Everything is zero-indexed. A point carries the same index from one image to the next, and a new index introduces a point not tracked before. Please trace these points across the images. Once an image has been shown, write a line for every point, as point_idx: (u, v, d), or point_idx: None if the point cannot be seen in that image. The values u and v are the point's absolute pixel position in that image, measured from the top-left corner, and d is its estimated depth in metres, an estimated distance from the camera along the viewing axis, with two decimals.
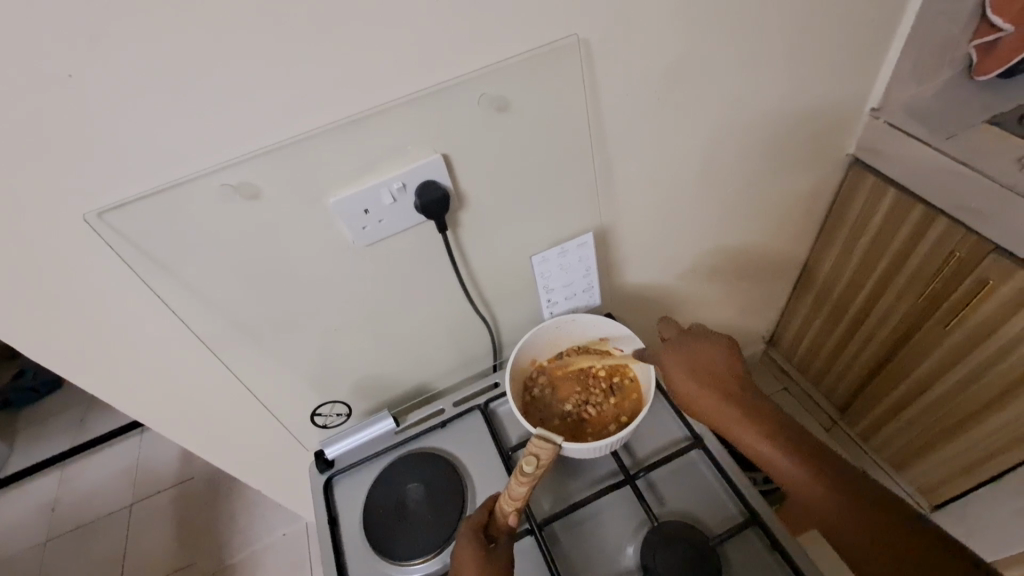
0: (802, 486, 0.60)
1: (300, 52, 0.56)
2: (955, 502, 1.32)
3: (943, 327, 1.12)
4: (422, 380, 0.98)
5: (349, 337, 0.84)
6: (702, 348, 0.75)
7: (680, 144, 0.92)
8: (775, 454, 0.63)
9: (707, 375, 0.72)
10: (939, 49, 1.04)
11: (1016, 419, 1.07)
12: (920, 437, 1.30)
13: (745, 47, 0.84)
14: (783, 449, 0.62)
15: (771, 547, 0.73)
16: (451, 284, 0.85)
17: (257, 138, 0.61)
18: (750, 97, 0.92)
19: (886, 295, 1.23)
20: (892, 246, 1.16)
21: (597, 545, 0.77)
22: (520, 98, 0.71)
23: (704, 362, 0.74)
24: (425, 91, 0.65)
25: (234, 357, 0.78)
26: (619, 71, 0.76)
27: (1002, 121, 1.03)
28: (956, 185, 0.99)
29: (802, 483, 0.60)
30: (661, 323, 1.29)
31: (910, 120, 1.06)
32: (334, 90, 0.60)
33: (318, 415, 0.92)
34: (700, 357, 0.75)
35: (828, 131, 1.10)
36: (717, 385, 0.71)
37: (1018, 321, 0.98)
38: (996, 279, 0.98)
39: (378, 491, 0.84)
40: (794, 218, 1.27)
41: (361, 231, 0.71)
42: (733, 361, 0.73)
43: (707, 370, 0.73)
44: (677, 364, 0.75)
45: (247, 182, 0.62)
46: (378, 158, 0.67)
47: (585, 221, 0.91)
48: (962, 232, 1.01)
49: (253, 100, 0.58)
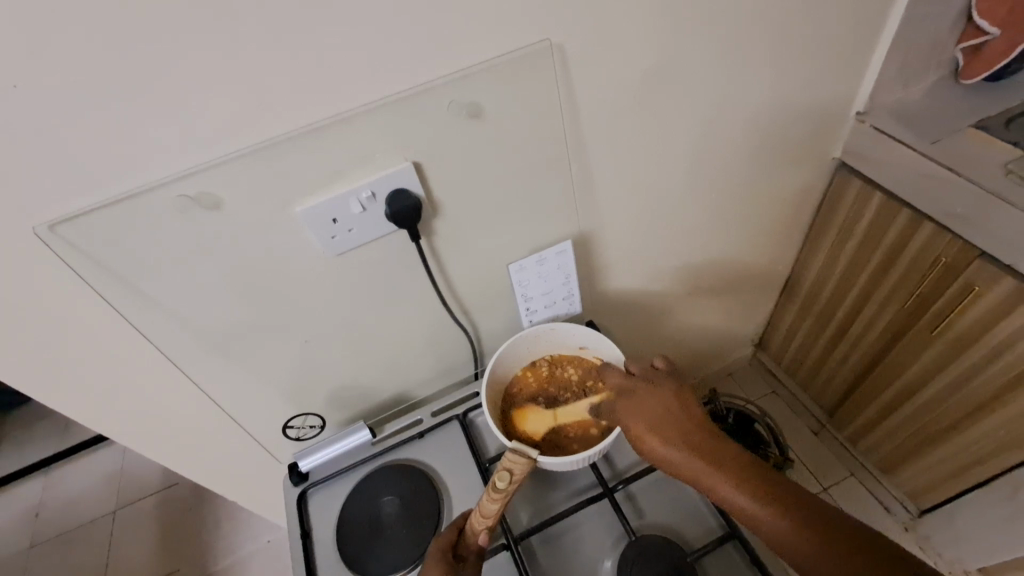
0: (767, 522, 0.57)
1: (258, 59, 0.55)
2: (942, 507, 1.32)
3: (929, 332, 1.11)
4: (400, 389, 0.97)
5: (321, 348, 0.82)
6: (651, 395, 0.73)
7: (661, 150, 0.90)
8: (731, 493, 0.60)
9: (659, 418, 0.70)
10: (924, 51, 1.03)
11: (1003, 425, 1.07)
12: (908, 443, 1.29)
13: (726, 50, 0.82)
14: (739, 487, 0.60)
15: (750, 562, 0.72)
16: (427, 293, 0.84)
17: (217, 146, 0.59)
18: (732, 101, 0.90)
19: (873, 300, 1.22)
20: (880, 251, 1.15)
21: (576, 560, 0.75)
22: (492, 104, 0.69)
23: (657, 407, 0.71)
24: (392, 97, 0.63)
25: (201, 370, 0.77)
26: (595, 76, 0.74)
27: (989, 125, 1.02)
28: (942, 190, 0.97)
29: (765, 519, 0.57)
30: (646, 329, 1.28)
31: (895, 124, 1.05)
32: (295, 95, 0.58)
33: (290, 426, 0.90)
34: (651, 404, 0.72)
35: (813, 135, 1.09)
36: (671, 429, 0.68)
37: (1004, 327, 0.97)
38: (982, 285, 0.97)
39: (351, 505, 0.83)
40: (780, 223, 1.25)
41: (330, 241, 0.70)
42: (683, 402, 0.71)
43: (658, 416, 0.70)
44: (626, 413, 0.73)
45: (206, 192, 0.61)
46: (345, 166, 0.65)
47: (564, 227, 0.89)
48: (948, 237, 1.00)
49: (210, 106, 0.56)
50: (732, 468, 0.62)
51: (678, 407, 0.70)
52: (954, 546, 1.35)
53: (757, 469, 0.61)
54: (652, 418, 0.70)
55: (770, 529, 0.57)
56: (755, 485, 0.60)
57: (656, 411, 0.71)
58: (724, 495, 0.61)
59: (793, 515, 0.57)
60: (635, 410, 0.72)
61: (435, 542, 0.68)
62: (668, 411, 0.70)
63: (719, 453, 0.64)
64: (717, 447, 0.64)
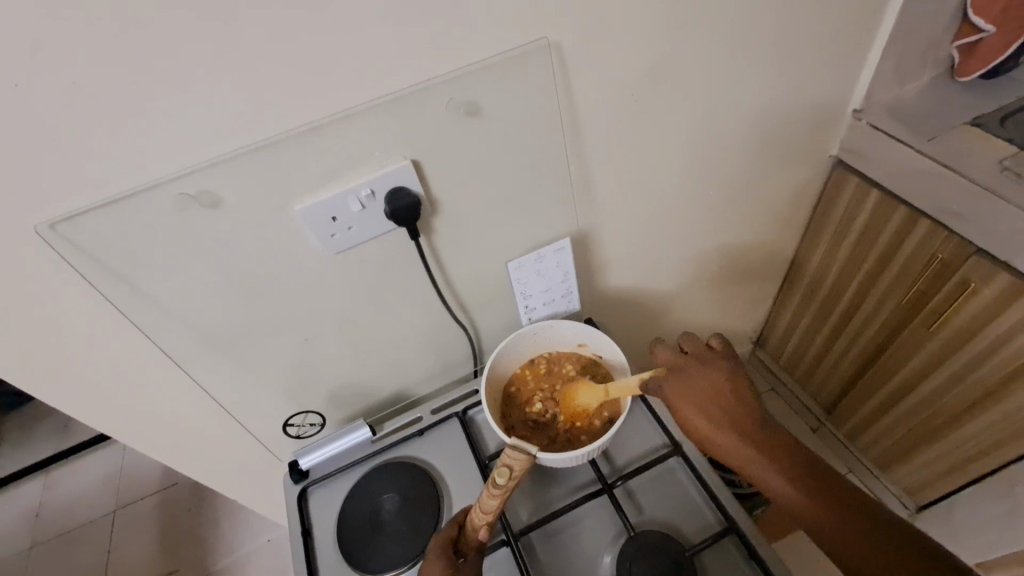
0: (806, 510, 0.62)
1: (257, 57, 0.55)
2: (940, 502, 1.32)
3: (926, 329, 1.12)
4: (399, 387, 0.97)
5: (321, 346, 0.83)
6: (702, 377, 0.74)
7: (659, 148, 0.91)
8: (776, 481, 0.64)
9: (709, 401, 0.72)
10: (920, 49, 1.04)
11: (1000, 420, 1.07)
12: (906, 439, 1.30)
13: (724, 48, 0.83)
14: (784, 476, 0.64)
15: (748, 556, 0.72)
16: (426, 291, 0.84)
17: (217, 144, 0.59)
18: (730, 98, 0.91)
19: (870, 296, 1.22)
20: (877, 248, 1.16)
21: (575, 555, 0.76)
22: (491, 102, 0.69)
23: (707, 390, 0.72)
24: (391, 96, 0.63)
25: (201, 368, 0.77)
26: (593, 74, 0.75)
27: (984, 122, 1.02)
28: (938, 187, 0.98)
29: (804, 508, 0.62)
30: (644, 326, 1.28)
31: (892, 121, 1.06)
32: (294, 94, 0.59)
33: (291, 424, 0.91)
34: (700, 385, 0.73)
35: (810, 133, 1.10)
36: (721, 413, 0.70)
37: (1000, 323, 0.98)
38: (978, 281, 0.98)
39: (352, 503, 0.83)
40: (778, 220, 1.26)
41: (329, 239, 0.70)
42: (734, 387, 0.72)
43: (709, 400, 0.71)
44: (676, 392, 0.74)
45: (206, 191, 0.61)
46: (344, 165, 0.66)
47: (562, 225, 0.89)
48: (945, 234, 1.01)
49: (210, 104, 0.56)
50: (779, 458, 0.65)
51: (728, 392, 0.72)
52: None
53: (802, 460, 0.65)
54: (701, 401, 0.72)
55: (808, 516, 0.62)
56: (798, 475, 0.64)
57: (706, 394, 0.72)
58: (770, 481, 0.64)
59: (831, 506, 0.62)
60: (685, 390, 0.73)
61: (436, 537, 0.68)
62: (717, 394, 0.72)
63: (766, 441, 0.67)
64: (765, 435, 0.67)
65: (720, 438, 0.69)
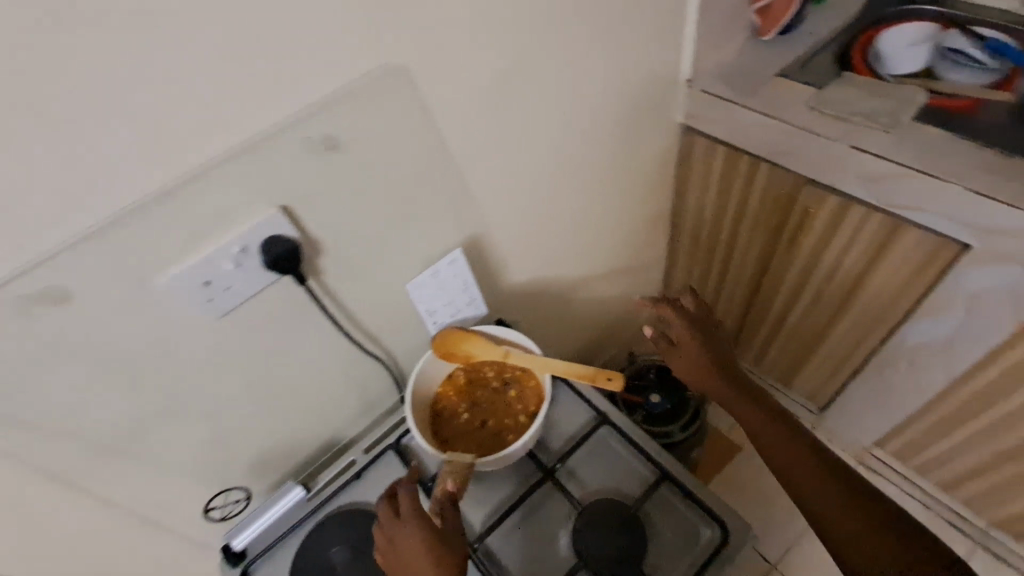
0: (761, 429, 0.79)
1: (73, 139, 0.51)
2: (836, 401, 1.51)
3: (789, 255, 1.27)
4: (326, 436, 0.94)
5: (228, 417, 0.78)
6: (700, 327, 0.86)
7: (525, 146, 0.95)
8: (747, 410, 0.81)
9: (706, 345, 0.85)
10: (727, 17, 1.17)
11: (860, 318, 1.24)
12: (797, 353, 1.47)
13: (558, 44, 0.88)
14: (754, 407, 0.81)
15: (685, 497, 0.79)
16: (329, 333, 0.82)
17: (46, 236, 0.54)
18: (576, 87, 0.97)
19: (739, 238, 1.36)
20: (734, 195, 1.29)
21: (534, 548, 0.78)
22: (347, 135, 0.69)
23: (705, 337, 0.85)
24: (238, 147, 0.61)
25: (91, 476, 0.69)
26: (441, 89, 0.76)
27: (789, 71, 1.18)
28: (766, 133, 1.12)
29: (760, 427, 0.79)
30: (555, 313, 1.34)
31: (719, 83, 1.18)
32: (127, 167, 0.55)
33: (212, 509, 0.85)
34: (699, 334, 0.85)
35: (656, 106, 1.20)
36: (715, 355, 0.84)
37: (840, 238, 1.14)
38: (816, 207, 1.13)
39: (299, 569, 0.79)
40: (648, 187, 1.36)
41: (207, 304, 0.66)
42: (719, 339, 0.87)
43: (709, 345, 0.85)
44: (686, 337, 0.85)
45: (54, 286, 0.56)
46: (205, 226, 0.63)
47: (450, 236, 0.91)
48: (782, 173, 1.15)
49: (28, 197, 0.51)
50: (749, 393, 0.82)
51: (716, 342, 0.86)
52: (851, 429, 1.56)
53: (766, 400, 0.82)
54: (702, 343, 0.85)
55: (769, 438, 0.79)
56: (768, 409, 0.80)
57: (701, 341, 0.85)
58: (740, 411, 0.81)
59: (790, 433, 0.78)
60: (688, 338, 0.85)
61: (396, 524, 0.68)
62: (710, 343, 0.85)
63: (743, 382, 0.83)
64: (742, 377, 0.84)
65: (706, 379, 0.83)
